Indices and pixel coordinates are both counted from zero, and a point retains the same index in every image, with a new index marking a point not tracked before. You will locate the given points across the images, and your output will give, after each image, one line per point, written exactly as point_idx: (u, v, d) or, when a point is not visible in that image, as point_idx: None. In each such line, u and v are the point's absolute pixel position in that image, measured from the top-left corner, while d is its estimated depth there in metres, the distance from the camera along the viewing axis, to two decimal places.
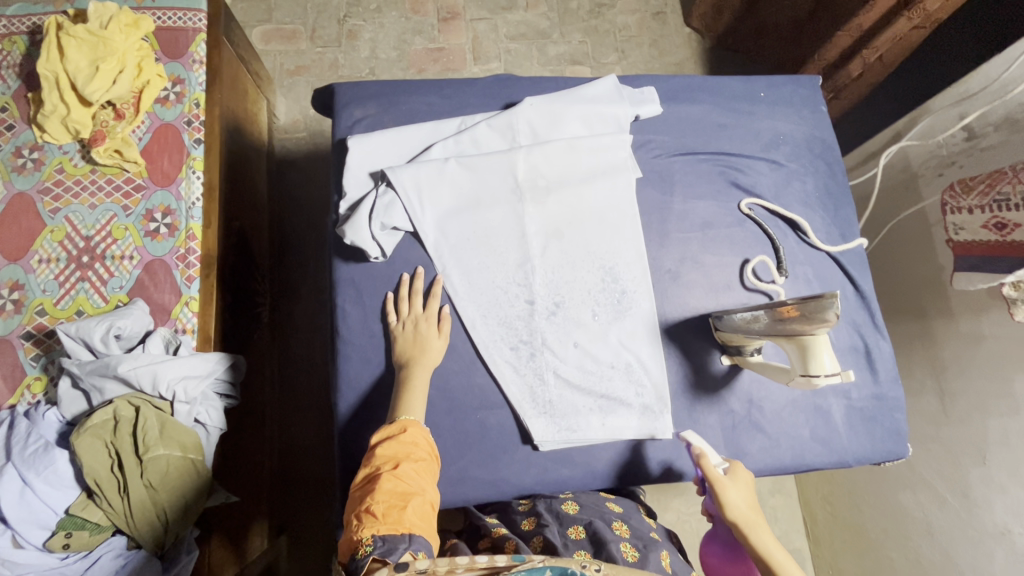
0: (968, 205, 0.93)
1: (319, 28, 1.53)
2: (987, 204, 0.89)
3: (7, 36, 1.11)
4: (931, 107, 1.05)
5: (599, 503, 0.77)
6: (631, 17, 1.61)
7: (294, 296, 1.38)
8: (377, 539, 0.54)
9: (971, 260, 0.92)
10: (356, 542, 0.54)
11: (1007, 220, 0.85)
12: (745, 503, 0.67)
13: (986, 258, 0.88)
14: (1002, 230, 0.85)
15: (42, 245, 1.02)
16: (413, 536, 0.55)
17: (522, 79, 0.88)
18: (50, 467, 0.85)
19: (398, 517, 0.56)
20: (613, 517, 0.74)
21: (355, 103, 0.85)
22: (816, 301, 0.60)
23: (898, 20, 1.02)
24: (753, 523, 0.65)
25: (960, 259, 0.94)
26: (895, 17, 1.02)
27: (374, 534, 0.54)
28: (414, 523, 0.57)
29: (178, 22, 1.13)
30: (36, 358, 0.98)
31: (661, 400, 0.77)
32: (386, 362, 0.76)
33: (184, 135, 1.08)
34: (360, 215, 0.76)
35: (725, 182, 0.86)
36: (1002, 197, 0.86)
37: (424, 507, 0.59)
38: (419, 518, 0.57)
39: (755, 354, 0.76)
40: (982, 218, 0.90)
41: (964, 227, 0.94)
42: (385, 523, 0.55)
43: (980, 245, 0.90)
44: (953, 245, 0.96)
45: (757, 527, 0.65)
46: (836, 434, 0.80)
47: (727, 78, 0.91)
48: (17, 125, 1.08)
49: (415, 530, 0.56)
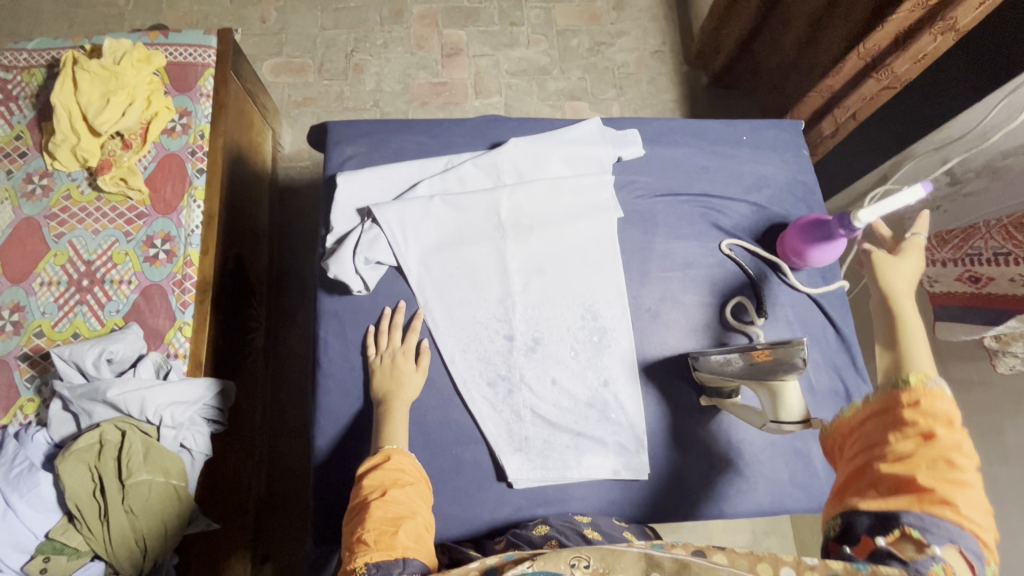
0: (943, 257, 0.92)
1: (327, 62, 1.59)
2: (961, 258, 0.88)
3: (27, 69, 1.17)
4: (915, 151, 1.07)
5: (568, 519, 0.73)
6: (630, 55, 1.66)
7: (289, 321, 1.40)
8: (371, 567, 0.54)
9: (951, 310, 0.90)
10: (349, 572, 0.55)
11: (981, 274, 0.85)
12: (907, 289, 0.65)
13: (965, 309, 0.87)
14: (980, 282, 0.84)
15: (45, 268, 1.06)
16: (407, 559, 0.55)
17: (509, 120, 0.91)
18: (33, 489, 0.86)
19: (390, 542, 0.56)
20: (585, 527, 0.71)
21: (346, 141, 0.88)
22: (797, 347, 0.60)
23: (865, 81, 1.08)
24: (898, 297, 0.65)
25: (940, 309, 0.92)
26: (863, 78, 1.09)
27: (368, 561, 0.55)
28: (408, 547, 0.57)
29: (189, 58, 1.19)
30: (31, 380, 1.00)
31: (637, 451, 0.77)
32: (365, 395, 0.77)
33: (187, 164, 1.12)
34: (345, 250, 0.78)
35: (707, 223, 0.88)
36: (976, 252, 0.85)
37: (417, 530, 0.59)
38: (412, 540, 0.57)
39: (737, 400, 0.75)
40: (956, 271, 0.89)
41: (940, 281, 0.92)
42: (378, 549, 0.55)
43: (957, 296, 0.89)
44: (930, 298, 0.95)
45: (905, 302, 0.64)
46: (816, 479, 0.79)
47: (710, 121, 0.93)
48: (30, 153, 1.13)
49: (409, 553, 0.56)
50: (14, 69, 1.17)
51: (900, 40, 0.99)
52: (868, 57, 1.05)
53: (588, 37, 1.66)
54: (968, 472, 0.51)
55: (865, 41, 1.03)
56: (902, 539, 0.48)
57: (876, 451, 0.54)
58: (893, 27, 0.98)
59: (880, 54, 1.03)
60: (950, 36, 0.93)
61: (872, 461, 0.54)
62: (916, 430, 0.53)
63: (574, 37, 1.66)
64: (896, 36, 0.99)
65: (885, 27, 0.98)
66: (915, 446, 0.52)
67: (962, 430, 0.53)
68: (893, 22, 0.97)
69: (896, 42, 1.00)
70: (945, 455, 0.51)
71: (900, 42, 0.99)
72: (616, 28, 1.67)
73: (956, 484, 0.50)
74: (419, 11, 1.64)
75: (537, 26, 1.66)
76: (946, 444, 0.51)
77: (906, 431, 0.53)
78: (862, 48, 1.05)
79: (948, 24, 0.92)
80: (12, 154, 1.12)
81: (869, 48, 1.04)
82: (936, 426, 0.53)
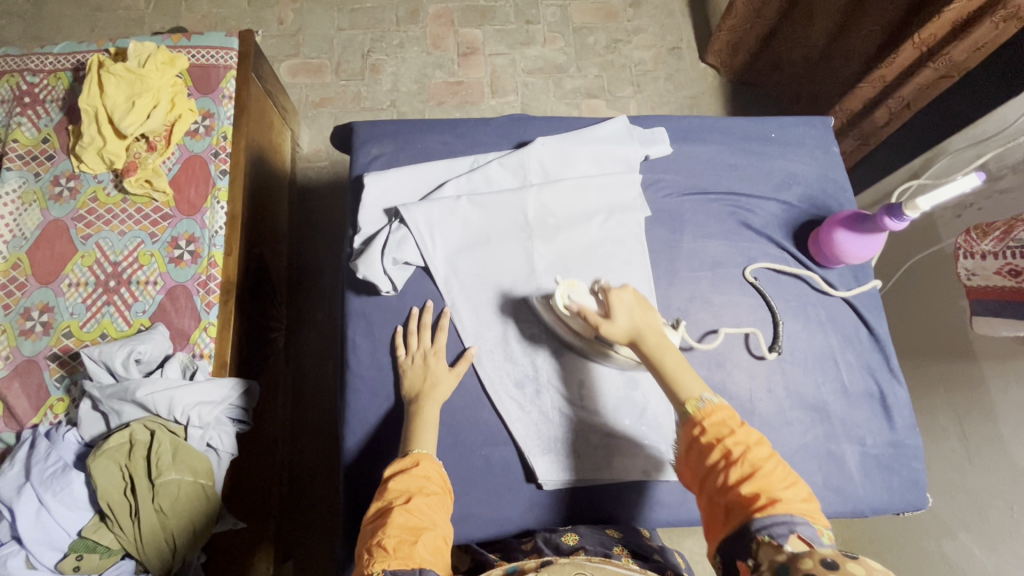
0: (983, 250, 0.87)
1: (344, 62, 1.59)
2: (1002, 250, 0.84)
3: (53, 72, 1.19)
4: (948, 146, 1.07)
5: (599, 531, 0.74)
6: (647, 52, 1.64)
7: (309, 321, 1.41)
8: (387, 573, 0.54)
9: (988, 306, 0.88)
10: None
11: (1020, 267, 0.81)
12: (651, 319, 0.70)
13: (1005, 304, 0.85)
14: (1016, 276, 0.81)
15: (72, 269, 1.07)
16: (423, 571, 0.55)
17: (534, 119, 0.91)
18: (66, 488, 0.87)
19: (408, 552, 0.56)
20: (614, 543, 0.71)
21: (372, 141, 0.88)
22: (559, 295, 0.74)
23: (921, 71, 1.02)
24: (632, 330, 0.69)
25: (977, 304, 0.90)
26: (919, 69, 1.02)
27: (385, 568, 0.55)
28: (425, 557, 0.57)
29: (211, 60, 1.20)
30: (60, 379, 1.01)
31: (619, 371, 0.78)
32: (394, 396, 0.77)
33: (211, 166, 1.13)
34: (373, 250, 0.78)
35: (735, 222, 0.87)
36: (1016, 243, 0.81)
37: (436, 541, 0.59)
38: (430, 553, 0.57)
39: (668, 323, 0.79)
40: (996, 264, 0.85)
41: (978, 274, 0.89)
42: (396, 557, 0.56)
43: (996, 290, 0.86)
44: (968, 291, 0.92)
45: (640, 333, 0.69)
46: (850, 482, 0.77)
47: (738, 119, 0.92)
48: (57, 155, 1.14)
49: (425, 565, 0.56)
50: (40, 73, 1.19)
51: (959, 28, 0.94)
52: (925, 46, 0.99)
53: (605, 35, 1.65)
54: (774, 468, 0.57)
55: (918, 33, 0.97)
56: (761, 547, 0.51)
57: (711, 485, 0.59)
58: (951, 17, 0.92)
59: (936, 44, 0.98)
60: (1014, 24, 0.89)
61: (714, 498, 0.58)
62: (719, 446, 0.60)
63: (591, 34, 1.65)
64: (953, 24, 0.94)
65: (941, 17, 0.93)
66: (729, 466, 0.58)
67: (743, 427, 0.61)
68: (951, 11, 0.91)
69: (955, 31, 0.94)
70: (750, 464, 0.57)
71: (959, 30, 0.94)
72: (633, 25, 1.66)
73: (768, 482, 0.56)
74: (435, 11, 1.64)
75: (553, 24, 1.65)
76: (742, 454, 0.58)
77: (713, 448, 0.60)
78: (918, 38, 0.98)
79: (1013, 11, 0.87)
80: (39, 157, 1.14)
81: (925, 38, 0.97)
82: (728, 436, 0.60)
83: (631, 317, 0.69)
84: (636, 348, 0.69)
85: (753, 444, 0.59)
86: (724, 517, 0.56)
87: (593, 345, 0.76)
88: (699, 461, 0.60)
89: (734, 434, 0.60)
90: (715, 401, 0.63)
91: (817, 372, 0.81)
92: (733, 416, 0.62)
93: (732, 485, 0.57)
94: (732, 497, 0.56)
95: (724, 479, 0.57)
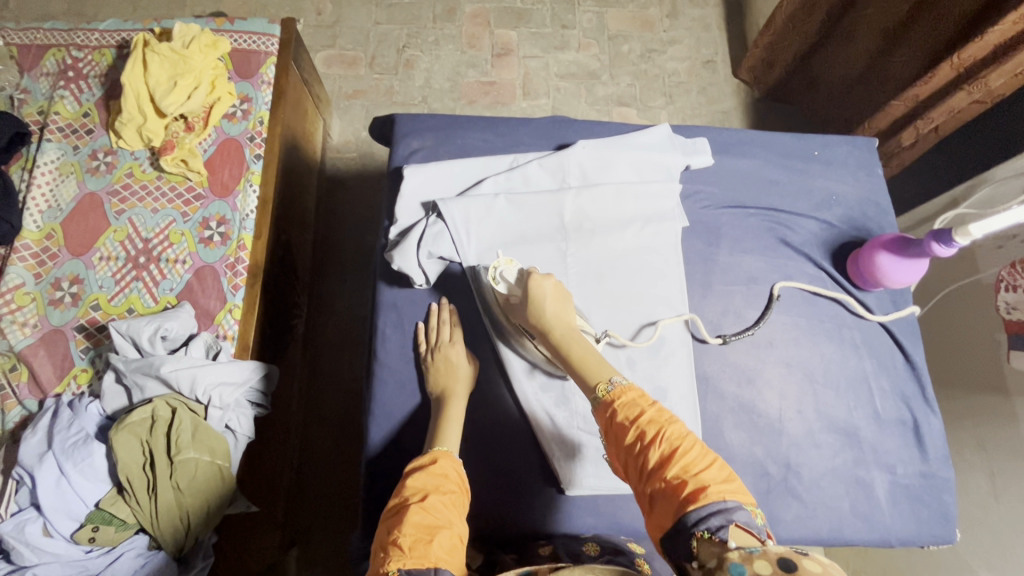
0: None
1: (379, 56, 1.60)
2: None
3: (97, 48, 1.21)
4: (991, 176, 1.06)
5: (620, 542, 0.73)
6: (681, 63, 1.64)
7: (329, 310, 1.41)
8: (403, 573, 0.53)
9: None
10: (381, 575, 0.54)
11: None
12: (564, 312, 0.70)
13: None
14: None
15: (104, 243, 1.08)
16: (439, 571, 0.54)
17: (576, 123, 0.91)
18: (87, 459, 0.88)
19: (423, 551, 0.55)
20: (636, 556, 0.70)
21: (413, 134, 0.88)
22: (488, 272, 0.74)
23: (955, 94, 1.03)
24: (549, 325, 0.69)
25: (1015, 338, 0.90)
26: (952, 91, 1.03)
27: (400, 567, 0.53)
28: (440, 558, 0.55)
29: (253, 45, 1.21)
30: (86, 351, 1.02)
31: (531, 370, 0.78)
32: (420, 391, 0.78)
33: (246, 150, 1.14)
34: (409, 242, 0.78)
35: (773, 238, 0.86)
36: None
37: (451, 542, 0.57)
38: (446, 553, 0.56)
39: (587, 319, 0.77)
40: None
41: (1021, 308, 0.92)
42: (412, 556, 0.54)
43: None
44: (1005, 324, 0.96)
45: (560, 330, 0.68)
46: (878, 511, 0.76)
47: (781, 134, 0.91)
48: (97, 130, 1.15)
49: (441, 564, 0.54)
50: (85, 48, 1.21)
51: (998, 53, 0.95)
52: (962, 68, 1.00)
53: (640, 44, 1.64)
54: (693, 446, 0.55)
55: (959, 53, 0.98)
56: (699, 543, 0.48)
57: (635, 470, 0.56)
58: (994, 37, 0.93)
59: (974, 66, 0.99)
60: None
61: (641, 487, 0.55)
62: (634, 428, 0.57)
63: (626, 42, 1.64)
64: (994, 46, 0.95)
65: (984, 38, 0.94)
66: (647, 448, 0.55)
67: (656, 403, 0.58)
68: (994, 32, 0.92)
69: (996, 53, 0.95)
70: (667, 444, 0.55)
71: (999, 52, 0.95)
72: (668, 36, 1.65)
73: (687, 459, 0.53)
74: (472, 10, 1.65)
75: (589, 30, 1.65)
76: (660, 437, 0.55)
77: (629, 431, 0.57)
78: (957, 59, 0.99)
79: None
80: (79, 131, 1.15)
81: (965, 59, 0.98)
82: (642, 416, 0.58)
83: (546, 308, 0.69)
84: (546, 341, 0.69)
85: (666, 419, 0.56)
86: (652, 502, 0.54)
87: (511, 329, 0.77)
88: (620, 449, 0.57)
89: (646, 413, 0.57)
90: (626, 382, 0.61)
91: (850, 396, 0.80)
92: (645, 396, 0.59)
93: (653, 469, 0.54)
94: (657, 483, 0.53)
95: (645, 464, 0.55)
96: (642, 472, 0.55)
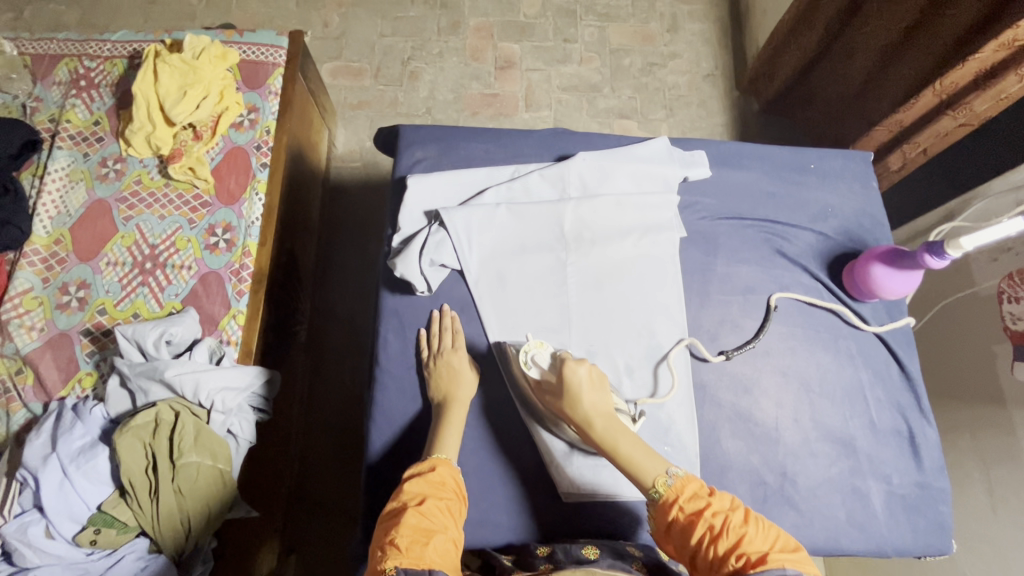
0: None
1: (384, 67, 1.63)
2: None
3: (109, 58, 1.23)
4: (986, 189, 1.08)
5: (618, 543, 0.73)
6: (681, 77, 1.66)
7: (331, 317, 1.42)
8: (399, 571, 0.54)
9: None
10: (379, 573, 0.54)
11: None
12: (602, 401, 0.69)
13: None
14: None
15: (112, 249, 1.10)
16: (433, 572, 0.54)
17: (576, 134, 0.93)
18: (91, 462, 0.89)
19: (419, 553, 0.56)
20: (634, 560, 0.69)
21: (417, 144, 0.90)
22: (520, 356, 0.75)
23: (941, 118, 1.07)
24: (591, 422, 0.67)
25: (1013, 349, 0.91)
26: (937, 115, 1.08)
27: (397, 565, 0.54)
28: (434, 561, 0.56)
29: (261, 57, 1.23)
30: (91, 355, 1.03)
31: (569, 451, 0.77)
32: (420, 396, 0.79)
33: (252, 159, 1.16)
34: (412, 250, 0.80)
35: (770, 249, 0.87)
36: None
37: (446, 545, 0.58)
38: (439, 556, 0.57)
39: (619, 394, 0.76)
40: None
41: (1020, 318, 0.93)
42: (407, 557, 0.55)
43: None
44: (1010, 336, 0.95)
45: (605, 427, 0.67)
46: (874, 521, 0.76)
47: (778, 147, 0.93)
48: (106, 138, 1.18)
49: (435, 567, 0.55)
50: (97, 58, 1.23)
51: (979, 81, 0.99)
52: (945, 94, 1.05)
53: (641, 58, 1.67)
54: (755, 532, 0.56)
55: (942, 79, 1.03)
56: None
57: (701, 561, 0.57)
58: (975, 65, 0.98)
59: (957, 93, 1.03)
60: None
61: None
62: (700, 520, 0.58)
63: (627, 56, 1.67)
64: (976, 74, 0.99)
65: (965, 64, 0.98)
66: (715, 539, 0.56)
67: (718, 493, 0.59)
68: (976, 60, 0.97)
69: (978, 80, 0.99)
70: (734, 534, 0.56)
71: (979, 81, 0.99)
72: (668, 50, 1.68)
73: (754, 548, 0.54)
74: (476, 24, 1.68)
75: (591, 43, 1.68)
76: (727, 526, 0.56)
77: (695, 524, 0.58)
78: (940, 85, 1.04)
79: None
80: (89, 138, 1.18)
81: (947, 85, 1.03)
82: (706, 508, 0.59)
83: (583, 398, 0.69)
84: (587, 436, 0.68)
85: (730, 509, 0.58)
86: None
87: (547, 411, 0.76)
88: (684, 540, 0.58)
89: (710, 504, 0.58)
90: (682, 475, 0.62)
91: (845, 406, 0.81)
92: (705, 487, 0.60)
93: (722, 560, 0.55)
94: (727, 574, 0.54)
95: (713, 555, 0.55)
96: (709, 563, 0.56)
